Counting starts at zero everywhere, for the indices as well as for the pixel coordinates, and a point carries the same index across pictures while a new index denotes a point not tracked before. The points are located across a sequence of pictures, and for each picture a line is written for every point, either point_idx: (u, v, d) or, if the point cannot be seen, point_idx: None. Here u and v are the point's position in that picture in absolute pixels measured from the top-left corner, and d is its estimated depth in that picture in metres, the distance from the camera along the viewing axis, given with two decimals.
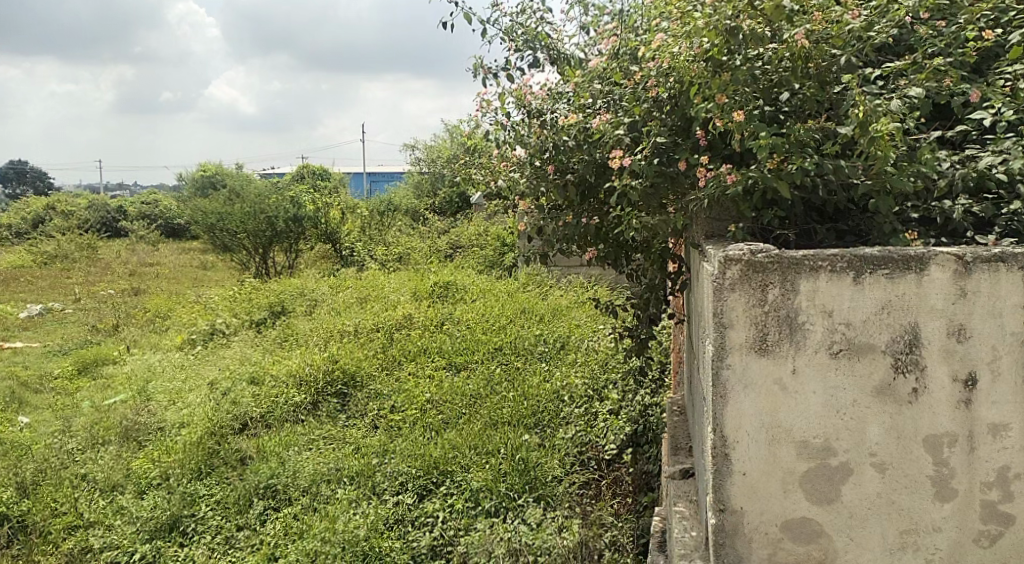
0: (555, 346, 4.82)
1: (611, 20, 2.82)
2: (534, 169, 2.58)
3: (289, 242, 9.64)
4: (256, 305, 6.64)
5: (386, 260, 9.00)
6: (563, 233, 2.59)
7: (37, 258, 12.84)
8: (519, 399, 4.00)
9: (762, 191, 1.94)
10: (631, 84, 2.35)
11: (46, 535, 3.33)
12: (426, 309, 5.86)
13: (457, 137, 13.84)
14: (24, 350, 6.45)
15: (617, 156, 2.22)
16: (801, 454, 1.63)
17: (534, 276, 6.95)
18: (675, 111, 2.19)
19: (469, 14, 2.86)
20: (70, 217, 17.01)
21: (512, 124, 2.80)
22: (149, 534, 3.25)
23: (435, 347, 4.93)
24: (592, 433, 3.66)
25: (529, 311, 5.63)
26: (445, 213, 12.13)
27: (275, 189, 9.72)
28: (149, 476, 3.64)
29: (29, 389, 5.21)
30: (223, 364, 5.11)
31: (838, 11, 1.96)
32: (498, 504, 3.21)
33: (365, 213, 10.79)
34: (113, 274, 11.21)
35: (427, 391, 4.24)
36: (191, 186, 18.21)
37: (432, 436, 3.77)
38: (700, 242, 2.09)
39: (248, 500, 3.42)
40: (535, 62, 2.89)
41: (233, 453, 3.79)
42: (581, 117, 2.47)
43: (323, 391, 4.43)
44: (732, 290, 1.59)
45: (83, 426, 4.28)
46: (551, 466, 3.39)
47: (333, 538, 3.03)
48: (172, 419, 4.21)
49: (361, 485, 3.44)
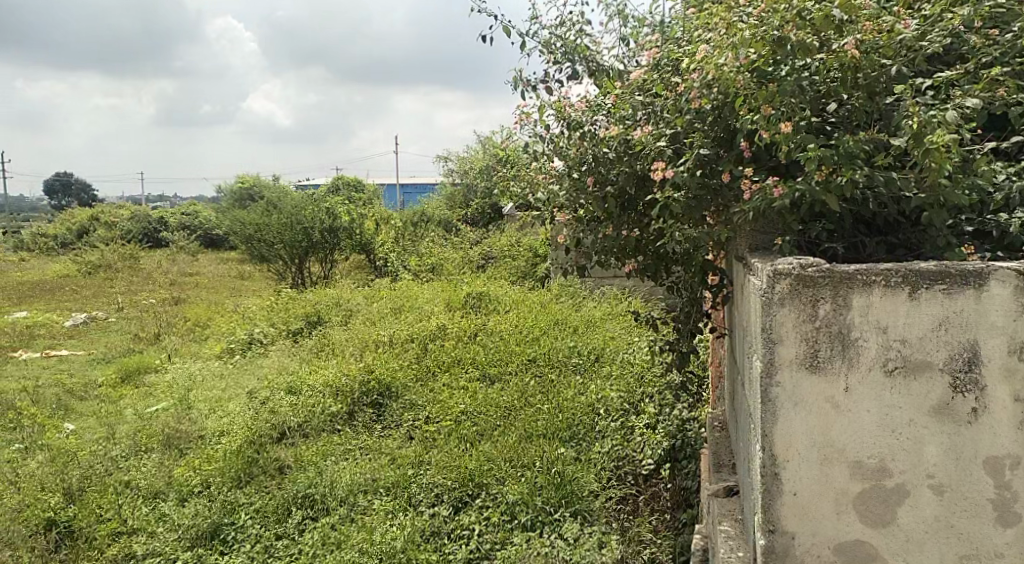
0: (590, 358, 4.79)
1: (652, 32, 2.80)
2: (572, 181, 2.60)
3: (324, 252, 9.73)
4: (293, 315, 6.70)
5: (419, 272, 9.04)
6: (602, 246, 2.56)
7: (82, 266, 13.12)
8: (555, 411, 3.97)
9: (810, 204, 1.90)
10: (673, 95, 2.33)
11: (91, 541, 3.37)
12: (459, 320, 5.85)
13: (490, 148, 13.84)
14: (69, 358, 6.56)
15: (659, 168, 2.20)
16: (855, 475, 1.59)
17: (567, 287, 6.91)
18: (718, 122, 2.16)
19: (507, 26, 2.85)
20: (111, 229, 17.38)
21: (552, 136, 2.79)
22: (191, 541, 3.28)
23: (469, 358, 4.92)
24: (629, 447, 3.62)
25: (563, 322, 5.61)
26: (478, 223, 12.14)
27: (311, 200, 9.81)
28: (191, 484, 3.67)
29: (75, 396, 5.30)
30: (261, 373, 5.15)
31: (889, 21, 1.93)
32: (534, 518, 3.19)
33: (398, 223, 10.84)
34: (154, 284, 11.40)
35: (463, 403, 4.23)
36: (230, 197, 18.46)
37: (467, 447, 3.75)
38: (746, 254, 2.05)
39: (287, 509, 3.43)
40: (574, 74, 2.88)
41: (272, 462, 3.81)
42: (622, 128, 2.45)
43: (360, 401, 4.46)
44: (782, 305, 1.56)
45: (127, 433, 4.33)
46: (588, 480, 3.35)
47: (370, 549, 3.02)
48: (213, 428, 4.26)
49: (397, 495, 3.44)
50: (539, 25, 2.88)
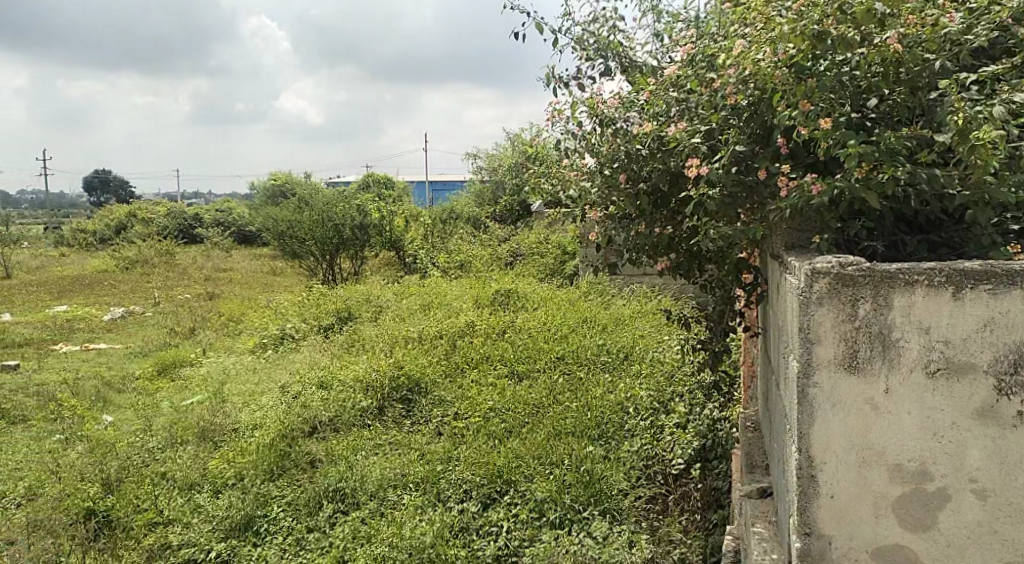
0: (619, 357, 4.76)
1: (686, 28, 2.76)
2: (604, 178, 2.58)
3: (355, 249, 9.78)
4: (325, 311, 6.74)
5: (448, 269, 9.05)
6: (634, 243, 2.54)
7: (119, 262, 13.34)
8: (583, 410, 3.96)
9: (849, 201, 1.87)
10: (708, 91, 2.31)
11: (128, 531, 3.41)
12: (488, 317, 5.85)
13: (518, 144, 13.82)
14: (107, 351, 6.67)
15: (694, 165, 2.17)
16: (894, 478, 1.55)
17: (595, 285, 6.87)
18: (754, 118, 2.13)
19: (540, 23, 2.84)
20: (148, 225, 17.64)
21: (584, 133, 2.78)
22: (225, 532, 3.31)
23: (498, 355, 4.91)
24: (659, 446, 3.59)
25: (592, 320, 5.57)
26: (506, 221, 12.13)
27: (342, 197, 9.86)
28: (225, 476, 3.70)
29: (113, 388, 5.39)
30: (293, 368, 5.19)
31: (933, 14, 1.88)
32: (563, 516, 3.18)
33: (427, 220, 10.85)
34: (188, 279, 11.55)
35: (491, 400, 4.22)
36: (262, 194, 18.65)
37: (495, 444, 3.75)
38: (781, 253, 2.02)
39: (319, 503, 3.45)
40: (607, 71, 2.86)
41: (304, 456, 3.85)
42: (656, 125, 2.43)
43: (389, 397, 4.47)
44: (820, 304, 1.53)
45: (163, 425, 4.39)
46: (617, 479, 3.33)
47: (400, 544, 3.03)
48: (246, 421, 4.30)
49: (426, 491, 3.44)
50: (571, 22, 2.86)
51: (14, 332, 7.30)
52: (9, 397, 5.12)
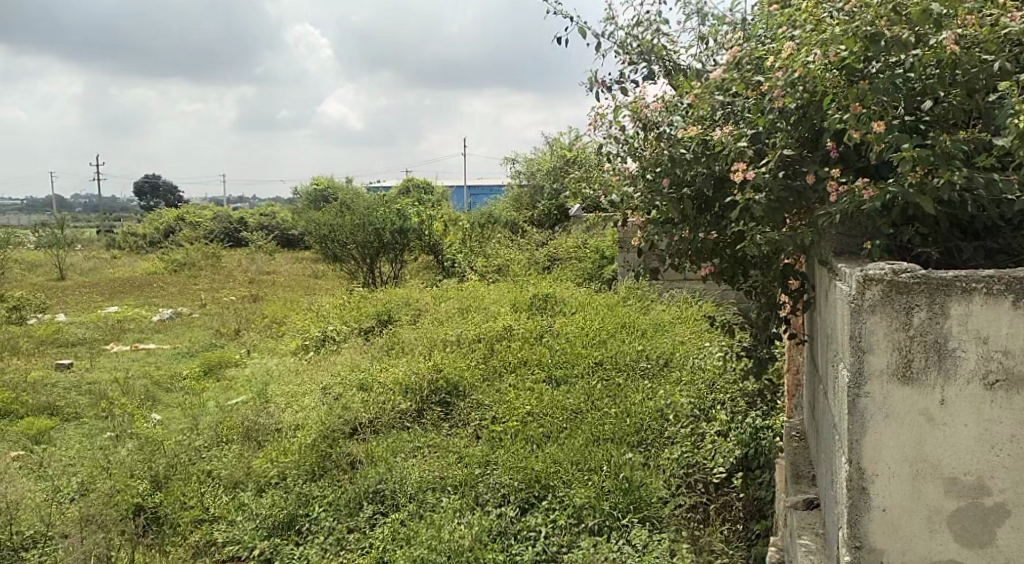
0: (659, 363, 4.71)
1: (732, 31, 2.70)
2: (647, 183, 2.55)
3: (395, 253, 9.84)
4: (365, 314, 6.79)
5: (485, 273, 9.06)
6: (677, 248, 2.52)
7: (167, 264, 13.61)
8: (622, 416, 3.92)
9: (902, 206, 1.83)
10: (755, 94, 2.27)
11: (175, 527, 3.47)
12: (525, 321, 5.83)
13: (557, 148, 13.76)
14: (156, 351, 6.79)
15: (739, 169, 2.14)
16: (949, 492, 1.51)
17: (634, 291, 6.81)
18: (802, 122, 2.10)
19: (583, 26, 2.81)
20: (196, 228, 17.97)
21: (626, 137, 2.74)
22: (268, 530, 3.36)
23: (536, 360, 4.90)
24: (699, 454, 3.54)
25: (631, 326, 5.52)
26: (544, 225, 12.07)
27: (382, 201, 9.93)
28: (268, 475, 3.75)
29: (162, 388, 5.48)
30: (335, 370, 5.23)
31: (993, 15, 1.83)
32: (602, 523, 3.16)
33: (465, 225, 10.88)
34: (234, 282, 11.74)
35: (528, 404, 4.20)
36: (305, 199, 18.87)
37: (533, 448, 3.74)
38: (829, 259, 1.98)
39: (359, 503, 3.47)
40: (650, 74, 2.82)
41: (345, 457, 3.87)
42: (701, 129, 2.39)
43: (428, 400, 4.48)
44: (872, 312, 1.50)
45: (208, 424, 4.45)
46: (656, 486, 3.29)
47: (438, 546, 3.03)
48: (289, 422, 4.34)
49: (464, 494, 3.44)
50: (614, 26, 2.83)
51: (67, 332, 7.49)
52: (62, 395, 5.24)
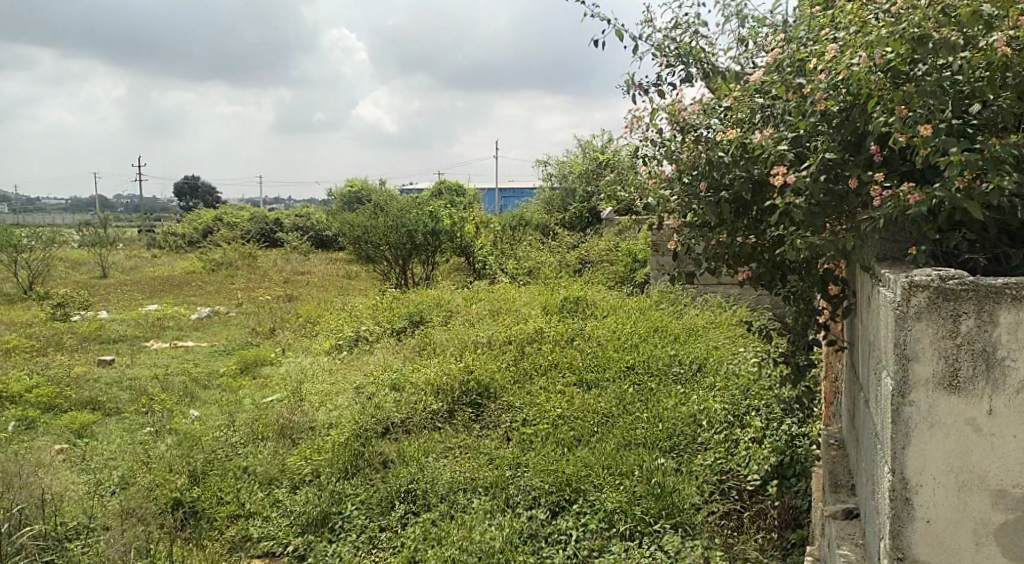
0: (692, 368, 4.66)
1: (772, 33, 2.66)
2: (684, 186, 2.53)
3: (427, 255, 9.88)
4: (398, 315, 6.82)
5: (516, 275, 9.05)
6: (714, 252, 2.48)
7: (205, 265, 13.83)
8: (654, 421, 3.89)
9: (949, 212, 1.80)
10: (797, 96, 2.24)
11: (212, 521, 3.52)
12: (556, 324, 5.81)
13: (589, 151, 13.71)
14: (194, 348, 6.90)
15: (780, 172, 2.11)
16: (997, 504, 1.48)
17: (667, 295, 6.76)
18: (845, 125, 2.06)
19: (619, 29, 2.80)
20: (233, 228, 18.23)
21: (662, 139, 2.70)
22: (302, 527, 3.40)
23: (566, 363, 4.88)
24: (733, 461, 3.50)
25: (664, 330, 5.48)
26: (576, 228, 12.04)
27: (416, 202, 9.98)
28: (303, 472, 3.79)
29: (200, 384, 5.56)
30: (367, 370, 5.26)
31: None
32: (633, 528, 3.13)
33: (497, 227, 10.89)
34: (270, 281, 11.88)
35: (558, 407, 4.19)
36: (339, 200, 19.04)
37: (564, 451, 3.72)
38: (872, 265, 1.95)
39: (391, 502, 3.49)
40: (688, 77, 2.79)
41: (377, 456, 3.89)
42: (740, 132, 2.36)
43: (460, 401, 4.49)
44: (918, 319, 1.47)
45: (245, 421, 4.50)
46: (689, 493, 3.26)
47: (469, 547, 3.04)
48: (323, 420, 4.37)
49: (495, 496, 3.43)
50: (652, 28, 2.81)
51: (110, 329, 7.63)
52: (103, 390, 5.33)
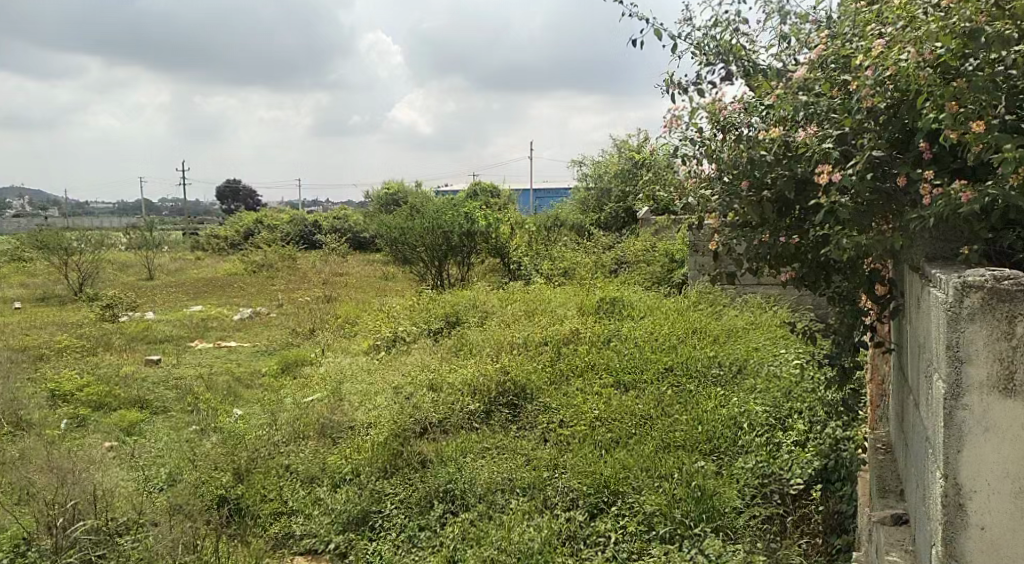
0: (732, 369, 4.60)
1: (815, 29, 2.61)
2: (725, 186, 2.49)
3: (463, 256, 9.90)
4: (434, 315, 6.84)
5: (552, 275, 9.04)
6: (756, 252, 2.43)
7: (247, 266, 14.06)
8: (693, 423, 3.85)
9: (1002, 210, 1.76)
10: (842, 93, 2.21)
11: (256, 518, 3.57)
12: (592, 326, 5.78)
13: (625, 150, 13.63)
14: (237, 348, 7.00)
15: (824, 171, 2.08)
16: None
17: (705, 295, 6.69)
18: (893, 121, 2.03)
19: (658, 29, 2.77)
20: (273, 231, 18.48)
21: (701, 138, 2.66)
22: (342, 525, 3.43)
23: (604, 364, 4.85)
24: (775, 464, 3.44)
25: (702, 331, 5.43)
26: (611, 228, 11.98)
27: (452, 204, 10.01)
28: (342, 471, 3.82)
29: (242, 384, 5.64)
30: (405, 370, 5.29)
31: None
32: (673, 531, 3.11)
33: (533, 228, 10.88)
34: (309, 282, 12.02)
35: (596, 408, 4.16)
36: (376, 202, 19.20)
37: (602, 453, 3.70)
38: (922, 265, 1.93)
39: (429, 502, 3.50)
40: (728, 75, 2.76)
41: (415, 455, 3.90)
42: (783, 130, 2.32)
43: (496, 401, 4.49)
44: (971, 320, 1.48)
45: (286, 420, 4.55)
46: (730, 496, 3.22)
47: (508, 547, 3.04)
48: (362, 419, 4.40)
49: (534, 496, 3.43)
50: (691, 27, 2.78)
51: (156, 329, 7.78)
52: (150, 389, 5.44)
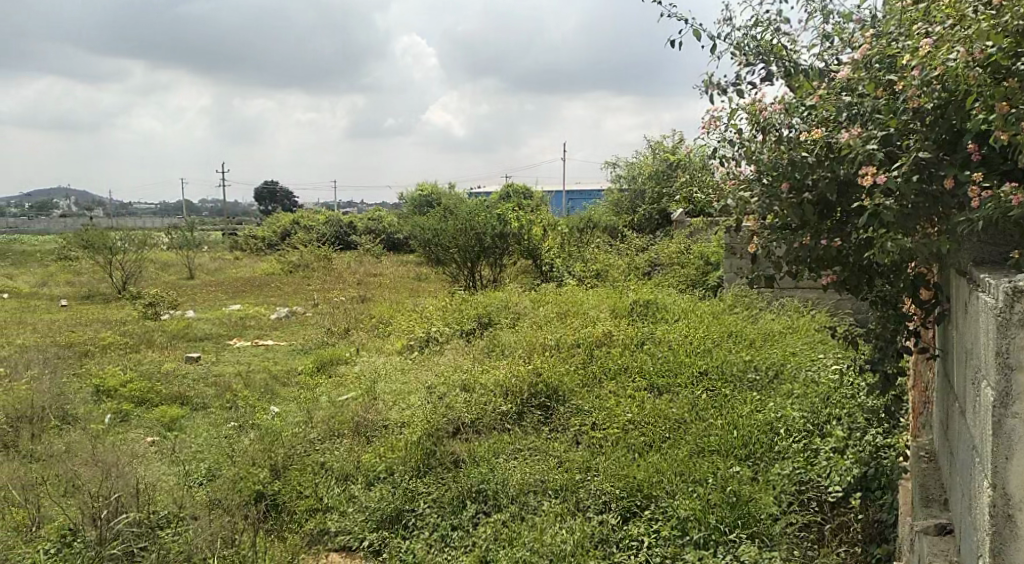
0: (768, 374, 4.54)
1: (859, 29, 2.56)
2: (763, 188, 2.42)
3: (496, 257, 9.90)
4: (466, 316, 6.85)
5: (585, 277, 9.02)
6: (796, 254, 2.38)
7: (284, 267, 14.23)
8: (728, 428, 3.80)
9: None
10: (887, 94, 2.17)
11: (292, 515, 3.60)
12: (626, 328, 5.74)
13: (659, 152, 13.54)
14: (274, 347, 7.08)
15: (869, 173, 2.03)
16: None
17: (741, 298, 6.62)
18: (940, 122, 2.00)
19: (697, 29, 2.74)
20: (309, 232, 18.66)
21: (741, 138, 2.60)
22: (376, 523, 3.45)
23: (637, 367, 4.82)
24: (813, 471, 3.39)
25: (738, 335, 5.37)
26: (645, 230, 11.91)
27: (485, 205, 10.03)
28: (376, 469, 3.84)
29: (279, 382, 5.70)
30: (438, 370, 5.30)
31: None
32: (708, 536, 3.07)
33: (566, 229, 10.85)
34: (344, 283, 12.12)
35: (629, 412, 4.14)
36: (410, 204, 19.30)
37: (635, 457, 3.67)
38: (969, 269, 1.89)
39: (462, 501, 3.50)
40: (768, 76, 2.72)
41: (448, 455, 3.90)
42: (825, 131, 2.28)
43: (528, 403, 4.48)
44: (1022, 327, 1.45)
45: (322, 418, 4.58)
46: (766, 502, 3.18)
47: (541, 549, 3.04)
48: (395, 418, 4.42)
49: (566, 499, 3.41)
50: (731, 27, 2.75)
51: (196, 327, 7.90)
52: (190, 386, 5.52)
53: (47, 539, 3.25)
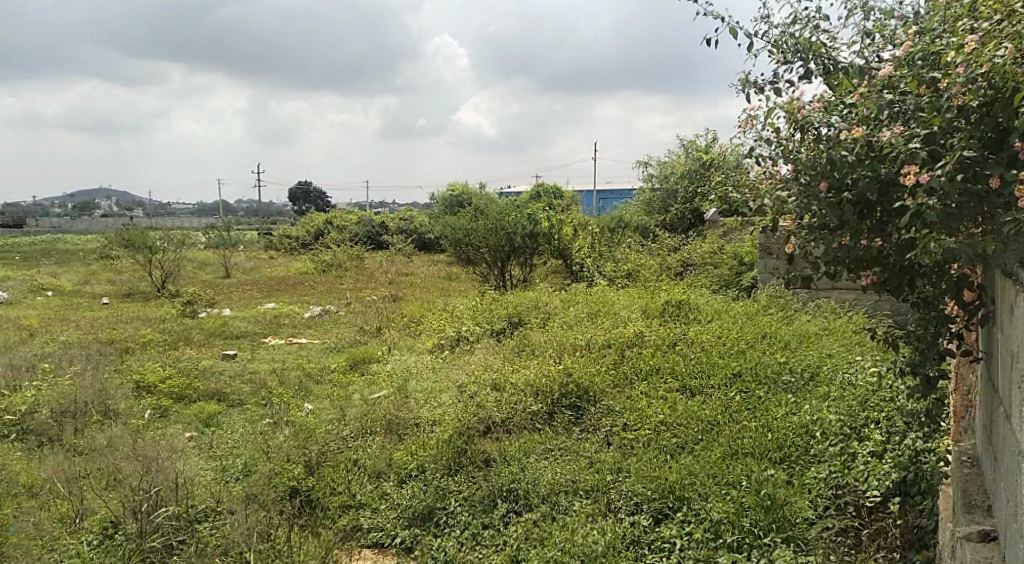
0: (803, 376, 4.48)
1: (900, 25, 2.52)
2: (801, 187, 2.38)
3: (526, 257, 9.91)
4: (497, 316, 6.85)
5: (615, 277, 8.98)
6: (835, 255, 2.34)
7: (317, 266, 14.37)
8: (763, 430, 3.75)
9: None
10: (930, 91, 2.15)
11: (325, 511, 3.63)
12: (657, 329, 5.71)
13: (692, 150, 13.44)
14: (307, 345, 7.15)
15: (910, 172, 2.00)
16: None
17: (775, 299, 6.54)
18: (985, 120, 1.98)
19: (734, 27, 2.72)
20: (342, 231, 18.82)
21: (778, 138, 2.57)
22: (408, 520, 3.47)
23: (669, 368, 4.78)
24: (850, 475, 3.34)
25: (772, 336, 5.31)
26: (677, 230, 11.82)
27: (515, 205, 10.03)
28: (408, 467, 3.86)
29: (313, 379, 5.75)
30: (468, 369, 5.31)
31: None
32: (741, 540, 3.05)
33: (598, 229, 10.82)
34: (376, 282, 12.20)
35: (661, 413, 4.11)
36: (441, 203, 19.37)
37: (667, 459, 3.65)
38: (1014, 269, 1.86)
39: (493, 501, 3.50)
40: (806, 74, 2.69)
41: (479, 454, 3.91)
42: (866, 129, 2.22)
43: (559, 402, 4.48)
44: None
45: (355, 416, 4.61)
46: (802, 506, 3.14)
47: (572, 549, 3.05)
48: (427, 416, 4.43)
49: (597, 499, 3.41)
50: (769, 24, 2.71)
51: (232, 325, 8.00)
52: (226, 383, 5.59)
53: (89, 530, 3.31)
